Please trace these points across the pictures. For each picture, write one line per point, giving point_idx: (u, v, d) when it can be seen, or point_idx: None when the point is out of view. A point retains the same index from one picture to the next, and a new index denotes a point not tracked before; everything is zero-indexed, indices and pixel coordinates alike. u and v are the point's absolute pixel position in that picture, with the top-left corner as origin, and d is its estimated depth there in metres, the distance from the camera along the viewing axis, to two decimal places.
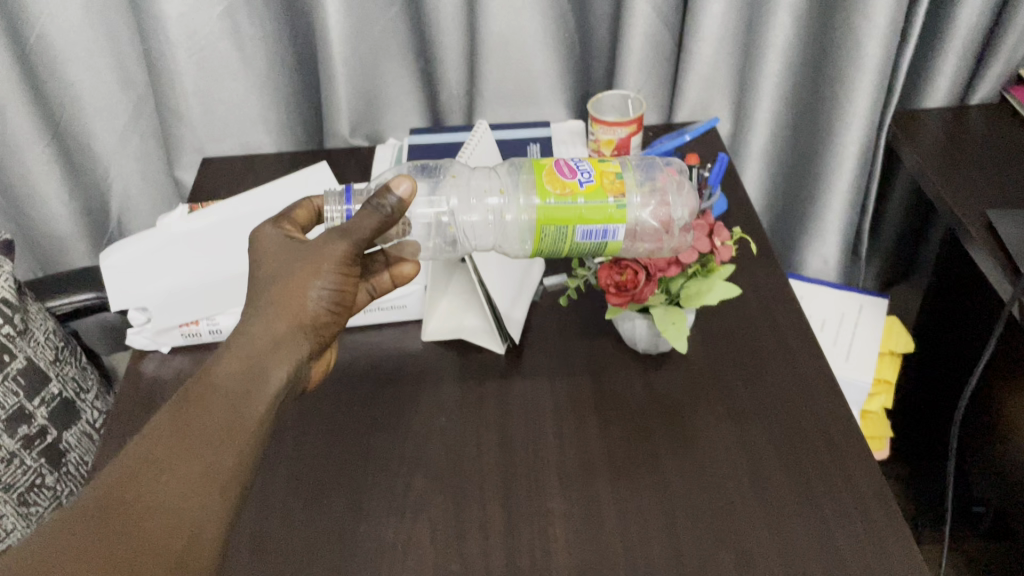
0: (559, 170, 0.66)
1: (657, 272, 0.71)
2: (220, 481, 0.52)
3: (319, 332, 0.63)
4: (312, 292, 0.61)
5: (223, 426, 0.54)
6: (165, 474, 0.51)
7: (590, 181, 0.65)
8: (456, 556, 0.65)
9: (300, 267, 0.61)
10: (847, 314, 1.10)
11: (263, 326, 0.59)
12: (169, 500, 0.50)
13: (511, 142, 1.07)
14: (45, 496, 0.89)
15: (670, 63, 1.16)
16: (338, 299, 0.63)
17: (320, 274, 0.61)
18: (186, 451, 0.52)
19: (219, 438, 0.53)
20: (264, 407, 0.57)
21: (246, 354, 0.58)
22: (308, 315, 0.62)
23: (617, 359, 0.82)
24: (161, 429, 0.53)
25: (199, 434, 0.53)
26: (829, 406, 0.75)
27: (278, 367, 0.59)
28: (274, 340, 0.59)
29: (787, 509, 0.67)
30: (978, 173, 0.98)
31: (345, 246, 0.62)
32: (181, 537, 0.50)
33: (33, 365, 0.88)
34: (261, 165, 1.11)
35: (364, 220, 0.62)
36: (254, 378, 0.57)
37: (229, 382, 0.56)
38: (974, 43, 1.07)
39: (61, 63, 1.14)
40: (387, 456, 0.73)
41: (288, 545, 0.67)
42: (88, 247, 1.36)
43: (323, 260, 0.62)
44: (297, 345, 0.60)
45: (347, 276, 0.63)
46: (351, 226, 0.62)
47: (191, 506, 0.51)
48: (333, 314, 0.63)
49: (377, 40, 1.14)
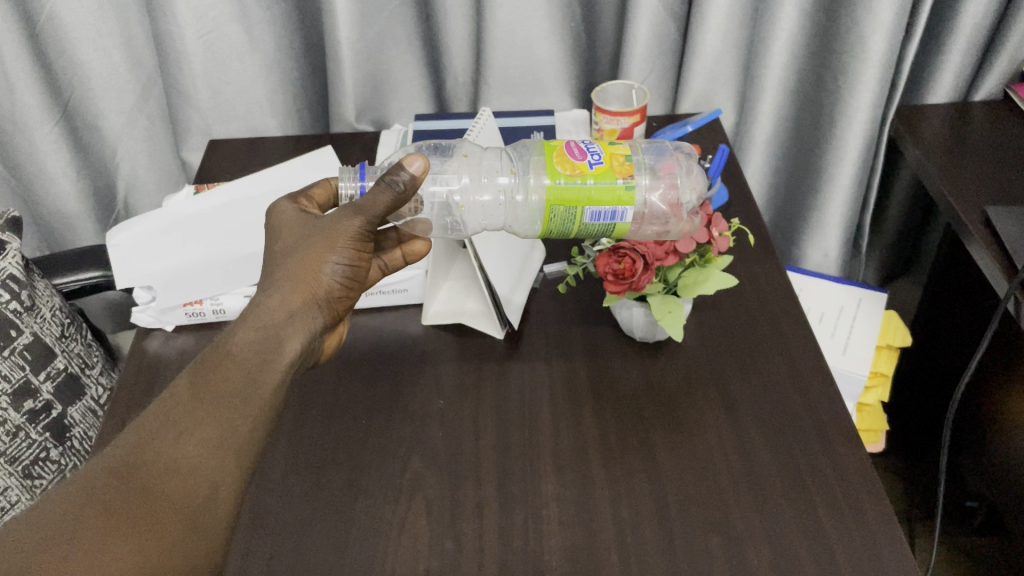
0: (570, 151, 0.67)
1: (655, 261, 0.72)
2: (235, 445, 0.54)
3: (332, 306, 0.64)
4: (326, 266, 0.62)
5: (239, 392, 0.55)
6: (183, 436, 0.53)
7: (600, 163, 0.66)
8: (451, 535, 0.66)
9: (317, 241, 0.62)
10: (846, 307, 1.11)
11: (279, 299, 0.60)
12: (185, 460, 0.52)
13: (515, 130, 1.08)
14: (49, 469, 0.91)
15: (675, 53, 1.17)
16: (352, 273, 0.64)
17: (335, 249, 0.62)
18: (203, 416, 0.54)
19: (235, 403, 0.55)
20: (281, 375, 0.58)
21: (262, 323, 0.59)
22: (322, 288, 0.62)
23: (614, 346, 0.83)
24: (180, 391, 0.54)
25: (215, 399, 0.54)
26: (821, 396, 0.76)
27: (294, 337, 0.59)
28: (289, 313, 0.60)
29: (777, 496, 0.68)
30: (979, 170, 0.99)
31: (360, 222, 0.62)
32: (197, 496, 0.51)
33: (39, 340, 0.90)
34: (267, 147, 1.12)
35: (377, 197, 0.62)
36: (268, 347, 0.58)
37: (245, 351, 0.57)
38: (978, 40, 1.08)
39: (71, 44, 1.15)
40: (385, 436, 0.75)
41: (286, 520, 0.68)
42: (96, 225, 1.37)
43: (338, 235, 0.62)
44: (311, 318, 0.61)
45: (360, 252, 0.64)
46: (364, 202, 0.62)
47: (206, 468, 0.52)
48: (347, 289, 0.64)
49: (385, 25, 1.14)
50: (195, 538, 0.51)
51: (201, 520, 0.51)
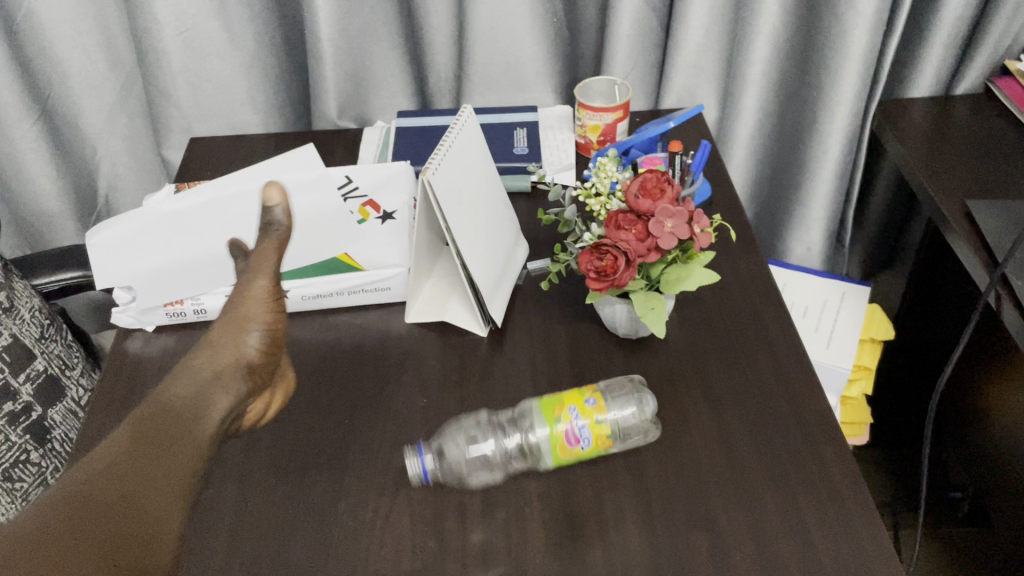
0: (566, 440, 0.68)
1: (636, 257, 0.71)
2: (180, 473, 0.56)
3: (253, 375, 0.66)
4: (248, 337, 0.66)
5: (177, 438, 0.58)
6: (131, 480, 0.54)
7: (592, 435, 0.68)
8: (434, 535, 0.66)
9: (226, 322, 0.67)
10: (829, 301, 1.11)
11: (206, 358, 0.64)
12: (136, 483, 0.54)
13: (497, 126, 1.07)
14: (29, 472, 0.89)
15: (658, 47, 1.17)
16: (270, 339, 0.67)
17: (249, 322, 0.67)
18: (152, 456, 0.56)
19: (170, 443, 0.57)
20: (209, 427, 0.61)
21: (193, 381, 0.63)
22: (244, 355, 0.65)
23: (597, 342, 0.83)
24: (122, 438, 0.57)
25: (156, 446, 0.57)
26: (803, 391, 0.76)
27: (222, 398, 0.63)
28: (217, 372, 0.64)
29: (758, 489, 0.69)
30: (959, 162, 0.99)
31: (264, 281, 0.68)
32: (140, 536, 0.52)
33: (18, 342, 0.89)
34: (249, 145, 1.11)
35: (267, 249, 0.71)
36: (199, 399, 0.61)
37: (184, 399, 0.61)
38: (960, 33, 1.08)
39: (49, 41, 1.14)
40: (368, 434, 0.74)
41: (267, 520, 0.68)
42: (75, 224, 1.36)
43: (248, 302, 0.68)
44: (238, 380, 0.65)
45: (274, 312, 0.68)
46: (258, 260, 0.70)
47: (154, 497, 0.54)
48: (268, 361, 0.67)
49: (366, 22, 1.13)
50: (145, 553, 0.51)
51: (150, 538, 0.52)
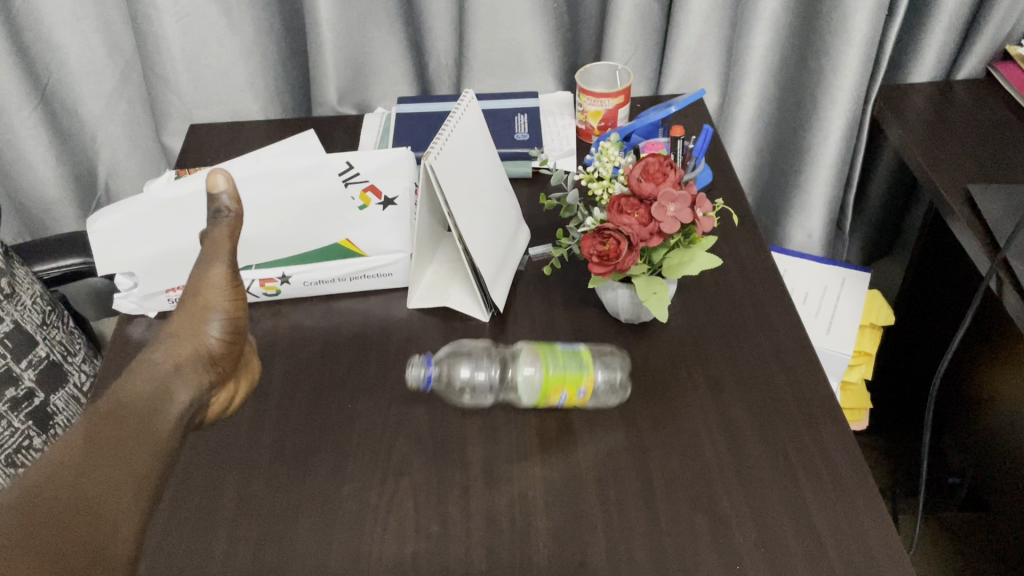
0: None
1: (639, 242, 0.71)
2: (139, 475, 0.49)
3: (217, 366, 0.60)
4: (209, 328, 0.59)
5: (136, 437, 0.51)
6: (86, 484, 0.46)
7: None
8: (438, 519, 0.66)
9: (186, 312, 0.59)
10: (829, 288, 1.11)
11: (165, 352, 0.57)
12: (92, 493, 0.46)
13: (498, 112, 1.06)
14: (32, 458, 0.89)
15: (659, 33, 1.16)
16: (232, 329, 0.60)
17: (210, 312, 0.59)
18: (107, 461, 0.48)
19: (132, 445, 0.50)
20: (171, 425, 0.54)
21: (150, 376, 0.55)
22: (206, 346, 0.59)
23: (599, 327, 0.83)
24: (73, 439, 0.48)
25: (115, 445, 0.49)
26: (805, 376, 0.77)
27: (183, 390, 0.56)
28: (175, 365, 0.57)
29: (760, 472, 0.69)
30: (959, 147, 0.99)
31: (219, 269, 0.58)
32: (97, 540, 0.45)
33: (20, 328, 0.89)
34: (249, 132, 1.11)
35: (218, 236, 0.58)
36: (162, 392, 0.55)
37: (140, 398, 0.53)
38: (961, 19, 1.08)
39: (48, 27, 1.13)
40: (371, 419, 0.75)
41: (271, 505, 0.68)
42: (75, 211, 1.35)
43: (207, 292, 0.59)
44: (200, 373, 0.58)
45: (235, 304, 0.60)
46: (211, 247, 0.58)
47: (116, 503, 0.47)
48: (229, 351, 0.61)
49: (366, 7, 1.13)
50: (106, 570, 0.44)
51: (109, 552, 0.45)
